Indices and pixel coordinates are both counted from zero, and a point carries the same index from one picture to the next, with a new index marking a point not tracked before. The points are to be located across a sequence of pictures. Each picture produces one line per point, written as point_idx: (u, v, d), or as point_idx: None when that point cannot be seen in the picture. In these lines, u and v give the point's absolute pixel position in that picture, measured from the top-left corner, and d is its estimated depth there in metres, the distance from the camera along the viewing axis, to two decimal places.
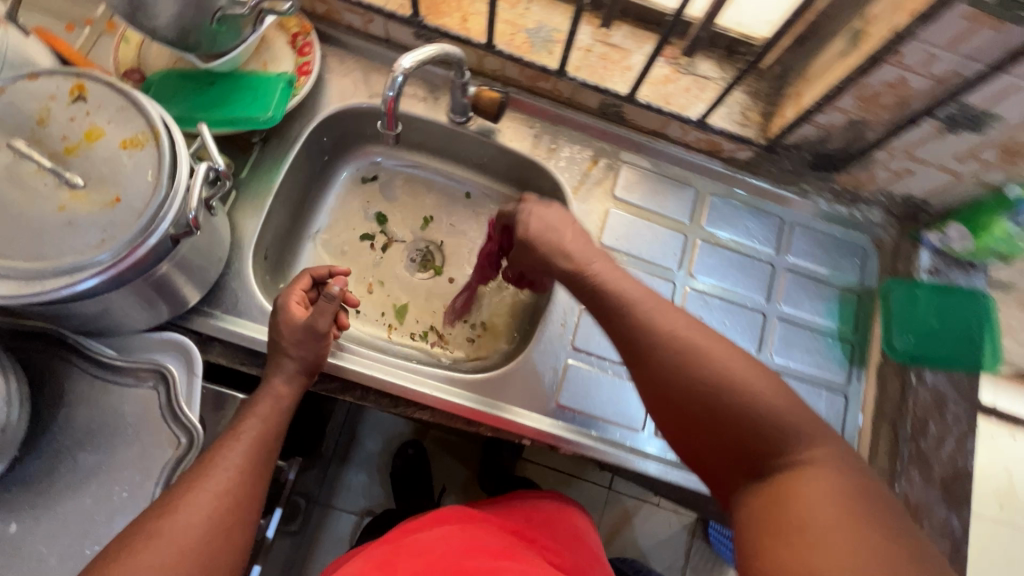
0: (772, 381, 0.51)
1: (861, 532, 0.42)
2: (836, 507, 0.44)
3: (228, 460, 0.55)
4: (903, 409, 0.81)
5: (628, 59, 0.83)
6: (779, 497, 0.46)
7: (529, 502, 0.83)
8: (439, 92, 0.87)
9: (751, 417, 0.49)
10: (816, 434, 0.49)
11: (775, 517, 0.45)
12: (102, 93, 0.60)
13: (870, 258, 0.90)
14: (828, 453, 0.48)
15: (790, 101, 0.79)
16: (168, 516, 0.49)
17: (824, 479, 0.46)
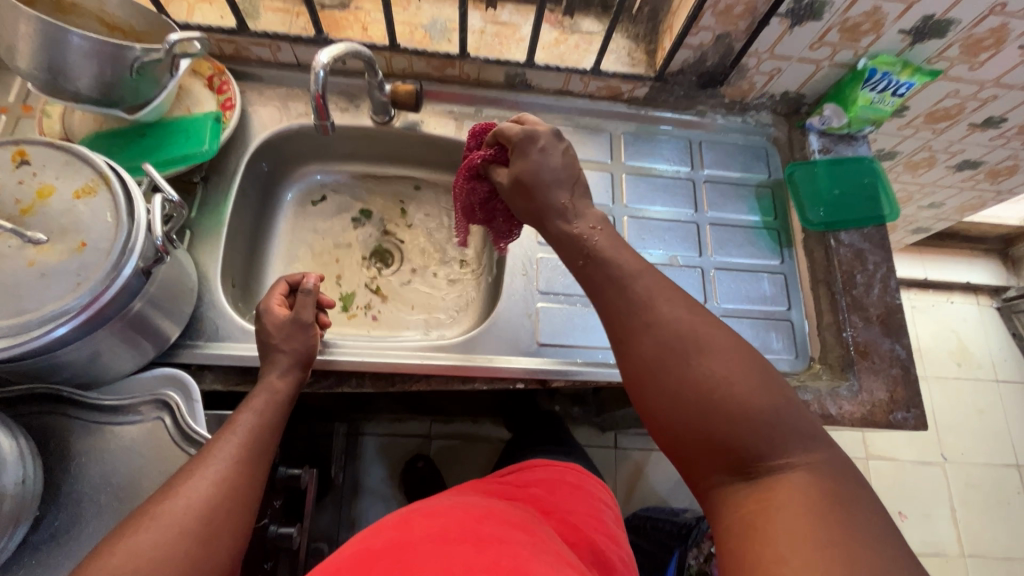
0: (762, 377, 0.48)
1: (839, 541, 0.40)
2: (824, 512, 0.41)
3: (224, 450, 0.57)
4: (832, 270, 0.92)
5: (519, 31, 0.93)
6: (768, 506, 0.43)
7: (545, 478, 0.87)
8: (359, 100, 0.93)
9: (739, 421, 0.46)
10: (805, 439, 0.46)
11: (758, 523, 0.43)
12: (45, 154, 0.63)
13: (771, 154, 1.03)
14: (816, 461, 0.45)
15: (665, 34, 0.91)
16: (169, 499, 0.51)
17: (813, 490, 0.43)
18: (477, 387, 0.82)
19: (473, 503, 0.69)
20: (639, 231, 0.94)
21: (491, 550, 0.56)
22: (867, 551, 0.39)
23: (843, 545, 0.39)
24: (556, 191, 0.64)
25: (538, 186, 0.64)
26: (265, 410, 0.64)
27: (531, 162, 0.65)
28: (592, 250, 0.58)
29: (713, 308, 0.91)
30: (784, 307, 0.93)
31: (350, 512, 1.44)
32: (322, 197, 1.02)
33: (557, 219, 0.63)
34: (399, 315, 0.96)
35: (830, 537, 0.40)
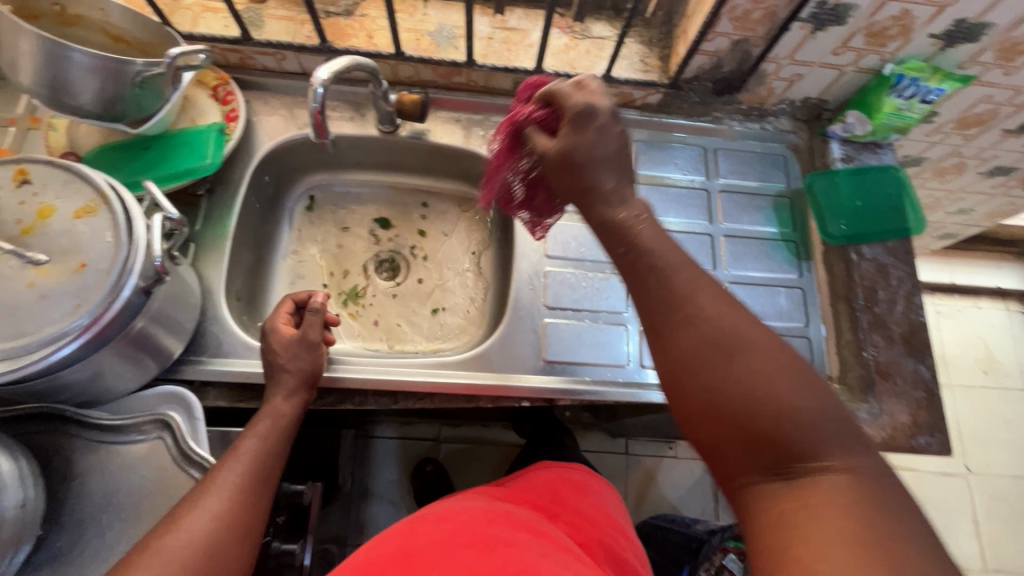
0: (806, 375, 0.43)
1: (889, 562, 0.36)
2: (868, 523, 0.38)
3: (226, 479, 0.57)
4: (853, 285, 0.89)
5: (528, 38, 0.90)
6: (804, 516, 0.39)
7: (555, 478, 0.85)
8: (364, 109, 0.92)
9: (778, 421, 0.41)
10: (850, 443, 0.42)
11: (793, 533, 0.39)
12: (45, 173, 0.63)
13: (790, 162, 0.99)
14: (861, 469, 0.41)
15: (680, 39, 0.87)
16: (172, 531, 0.51)
17: (855, 499, 0.39)
18: (482, 405, 0.81)
19: (481, 506, 0.67)
20: None
21: (500, 556, 0.55)
22: (912, 570, 0.36)
23: (886, 563, 0.36)
24: (605, 174, 0.55)
25: (585, 168, 0.55)
26: (268, 434, 0.63)
27: (584, 139, 0.56)
28: (634, 239, 0.51)
29: None
30: (801, 323, 0.89)
31: (359, 516, 1.44)
32: (310, 200, 1.00)
33: (598, 206, 0.55)
34: (397, 327, 0.94)
35: (872, 553, 0.36)
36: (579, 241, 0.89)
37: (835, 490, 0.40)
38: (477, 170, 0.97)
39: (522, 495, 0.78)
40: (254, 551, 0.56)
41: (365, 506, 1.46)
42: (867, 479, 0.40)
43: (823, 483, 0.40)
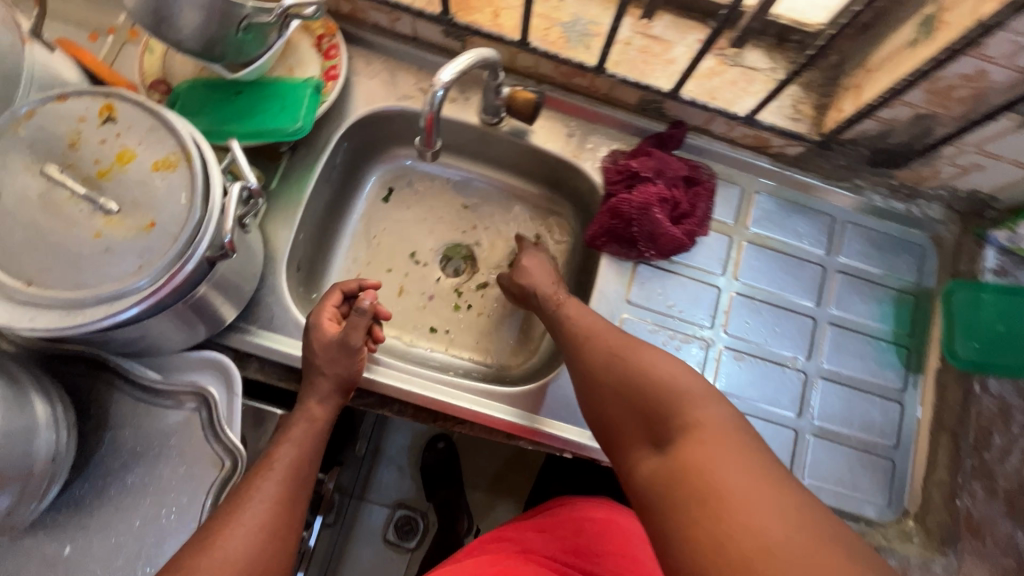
0: (670, 360, 0.59)
1: (756, 490, 0.44)
2: (730, 462, 0.47)
3: (264, 492, 0.56)
4: (965, 418, 0.78)
5: (670, 52, 0.79)
6: (696, 463, 0.47)
7: (570, 516, 0.77)
8: (470, 92, 0.83)
9: (652, 390, 0.57)
10: (716, 403, 0.53)
11: (690, 481, 0.46)
12: (131, 113, 0.58)
13: (927, 256, 0.85)
14: (727, 422, 0.51)
15: (848, 94, 0.74)
16: (204, 554, 0.50)
17: (730, 446, 0.48)
18: (522, 444, 0.76)
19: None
20: (745, 313, 0.81)
21: None
22: (781, 497, 0.43)
23: (758, 492, 0.44)
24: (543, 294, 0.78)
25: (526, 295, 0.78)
26: (310, 441, 0.62)
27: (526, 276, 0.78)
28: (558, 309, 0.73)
29: (805, 424, 0.79)
30: (890, 443, 0.79)
31: (367, 470, 1.25)
32: (389, 191, 0.94)
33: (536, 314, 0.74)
34: (448, 330, 0.89)
35: (749, 487, 0.44)
36: (665, 293, 0.81)
37: (717, 442, 0.49)
38: (573, 184, 0.88)
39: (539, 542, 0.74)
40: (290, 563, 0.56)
41: (377, 461, 1.27)
42: (728, 428, 0.50)
43: (706, 436, 0.50)
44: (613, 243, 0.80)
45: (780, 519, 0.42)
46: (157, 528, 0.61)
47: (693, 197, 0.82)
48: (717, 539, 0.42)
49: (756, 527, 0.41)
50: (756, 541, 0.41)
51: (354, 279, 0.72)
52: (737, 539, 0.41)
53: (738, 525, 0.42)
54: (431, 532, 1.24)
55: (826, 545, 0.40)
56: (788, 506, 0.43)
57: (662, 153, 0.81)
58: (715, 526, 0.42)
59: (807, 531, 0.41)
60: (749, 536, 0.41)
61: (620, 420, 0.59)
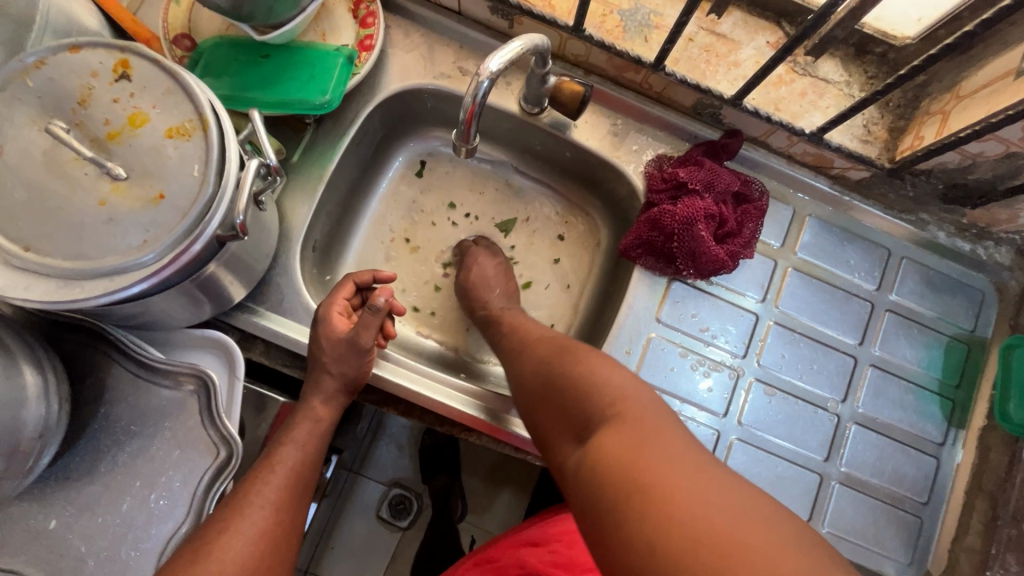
0: (599, 350, 0.56)
1: (689, 470, 0.41)
2: (654, 440, 0.44)
3: (265, 496, 0.54)
4: (1008, 485, 0.71)
5: (736, 53, 0.72)
6: (629, 449, 0.43)
7: (563, 526, 0.72)
8: (512, 77, 0.77)
9: (575, 379, 0.53)
10: (645, 389, 0.50)
11: (622, 468, 0.42)
12: (147, 72, 0.54)
13: (987, 304, 0.78)
14: (656, 406, 0.48)
15: (933, 121, 0.68)
16: (201, 564, 0.48)
17: (662, 430, 0.45)
18: (530, 459, 0.73)
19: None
20: (782, 345, 0.76)
21: None
22: (717, 481, 0.41)
23: (697, 477, 0.40)
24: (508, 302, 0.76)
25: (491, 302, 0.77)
26: (313, 442, 0.60)
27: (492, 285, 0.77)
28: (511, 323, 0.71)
29: (832, 469, 0.74)
30: (921, 500, 0.74)
31: (367, 443, 1.19)
32: (422, 164, 0.89)
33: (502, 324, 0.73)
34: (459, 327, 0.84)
35: (688, 472, 0.41)
36: (698, 315, 0.76)
37: (649, 425, 0.45)
38: (611, 186, 0.82)
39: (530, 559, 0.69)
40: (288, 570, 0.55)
41: (378, 435, 1.20)
42: (656, 410, 0.48)
43: (635, 421, 0.46)
44: (648, 257, 0.75)
45: (723, 497, 0.39)
46: (144, 511, 0.59)
47: (741, 215, 0.75)
48: (659, 531, 0.37)
49: (698, 513, 0.38)
50: (699, 529, 0.37)
51: (369, 270, 0.69)
52: (679, 527, 0.37)
53: (679, 508, 0.38)
54: (426, 513, 1.17)
55: (768, 528, 0.38)
56: (726, 489, 0.40)
57: (714, 164, 0.75)
58: (656, 516, 0.38)
59: (748, 515, 0.38)
60: (691, 523, 0.37)
61: (548, 415, 0.54)
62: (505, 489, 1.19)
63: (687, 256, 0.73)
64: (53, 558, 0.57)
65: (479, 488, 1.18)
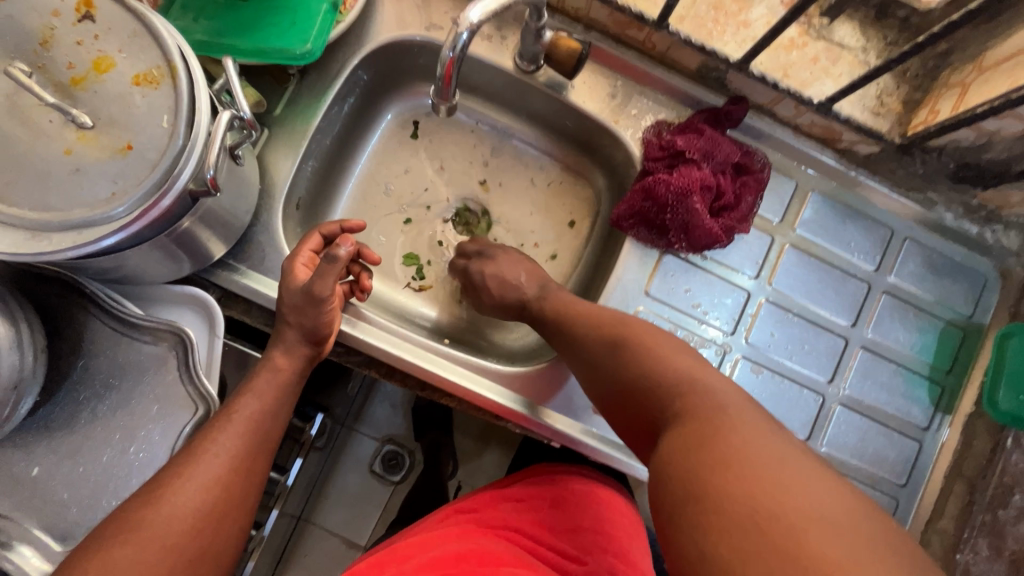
0: (669, 339, 0.55)
1: (769, 461, 0.40)
2: (724, 431, 0.43)
3: (220, 445, 0.56)
4: (988, 471, 0.72)
5: (746, 12, 0.68)
6: (699, 440, 0.43)
7: (549, 487, 0.72)
8: (508, 30, 0.73)
9: (650, 369, 0.52)
10: (718, 377, 0.50)
11: (692, 460, 0.42)
12: (112, 14, 0.51)
13: (989, 289, 0.76)
14: (735, 395, 0.47)
15: (950, 94, 0.64)
16: (153, 508, 0.50)
17: (736, 420, 0.44)
18: (508, 426, 0.73)
19: (444, 557, 0.57)
20: (772, 324, 0.74)
21: None
22: (802, 477, 0.39)
23: (773, 471, 0.39)
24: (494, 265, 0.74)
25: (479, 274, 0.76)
26: (273, 393, 0.62)
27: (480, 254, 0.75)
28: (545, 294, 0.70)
29: (812, 449, 0.73)
30: (898, 482, 0.74)
31: (361, 400, 1.20)
32: (416, 126, 0.86)
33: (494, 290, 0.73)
34: (441, 288, 0.83)
35: (766, 465, 0.40)
36: (690, 289, 0.74)
37: (721, 414, 0.44)
38: (608, 152, 0.78)
39: (510, 513, 0.69)
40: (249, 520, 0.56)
41: (372, 392, 1.21)
42: (739, 399, 0.47)
43: (710, 412, 0.45)
44: (641, 227, 0.73)
45: (803, 490, 0.38)
46: (124, 463, 0.60)
47: (740, 187, 0.72)
48: (728, 526, 0.37)
49: (771, 507, 0.37)
50: (769, 527, 0.36)
51: (335, 221, 0.70)
52: (751, 523, 0.36)
53: (759, 502, 0.37)
54: (417, 470, 1.19)
55: (848, 523, 0.36)
56: (805, 483, 0.39)
57: (714, 133, 0.71)
58: (727, 512, 0.37)
59: (827, 509, 0.37)
60: (765, 520, 0.36)
61: (617, 403, 0.55)
62: (491, 451, 1.21)
63: (674, 222, 0.70)
64: (36, 504, 0.59)
65: (469, 447, 1.21)
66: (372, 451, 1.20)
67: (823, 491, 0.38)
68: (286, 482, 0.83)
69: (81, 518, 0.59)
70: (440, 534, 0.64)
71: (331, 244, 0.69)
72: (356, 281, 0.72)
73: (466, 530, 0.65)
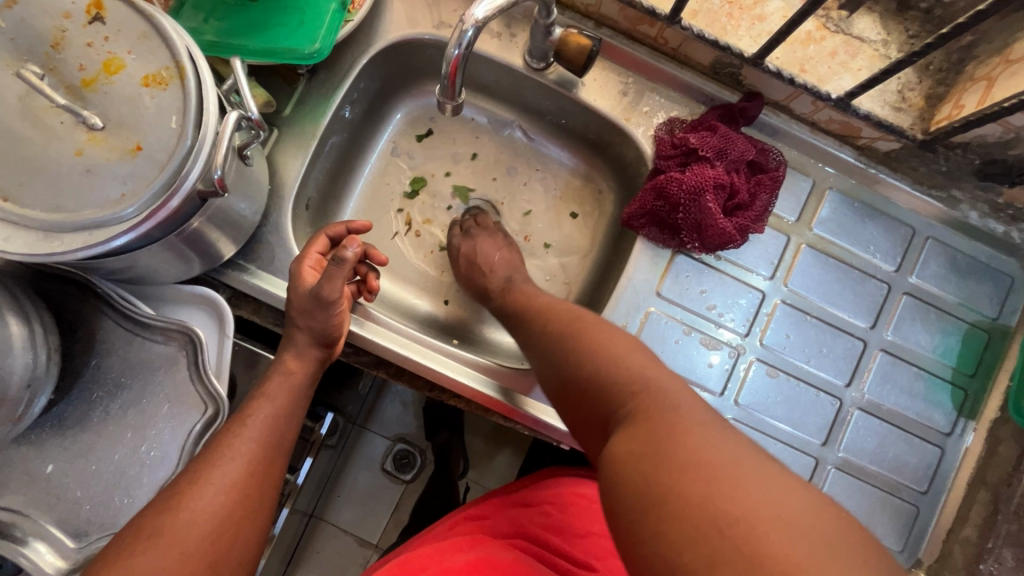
0: (632, 340, 0.54)
1: (717, 465, 0.40)
2: (674, 434, 0.42)
3: (236, 450, 0.56)
4: (1013, 480, 0.67)
5: (762, 6, 0.66)
6: (651, 444, 0.42)
7: (555, 490, 0.70)
8: (517, 28, 0.72)
9: (602, 371, 0.51)
10: (675, 380, 0.49)
11: (648, 466, 0.41)
12: (123, 15, 0.51)
13: (1015, 291, 0.73)
14: (685, 397, 0.47)
15: (975, 89, 0.62)
16: (173, 516, 0.50)
17: (685, 421, 0.43)
18: (517, 427, 0.73)
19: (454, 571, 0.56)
20: (787, 325, 0.72)
21: None
22: (750, 478, 0.39)
23: (731, 476, 0.39)
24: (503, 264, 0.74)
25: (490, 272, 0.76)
26: (287, 396, 0.62)
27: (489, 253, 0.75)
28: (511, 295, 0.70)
29: (829, 454, 0.72)
30: (919, 489, 0.72)
31: (372, 400, 1.21)
32: (428, 131, 0.85)
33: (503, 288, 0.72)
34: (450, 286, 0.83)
35: (714, 467, 0.39)
36: (704, 290, 0.73)
37: (678, 419, 0.44)
38: (620, 150, 0.77)
39: (519, 521, 0.68)
40: (262, 522, 0.56)
41: (382, 391, 1.21)
42: (692, 404, 0.46)
43: (661, 416, 0.45)
44: (652, 227, 0.72)
45: (754, 491, 0.38)
46: (136, 461, 0.60)
47: (754, 185, 0.71)
48: (678, 535, 0.37)
49: (725, 513, 0.37)
50: (721, 535, 0.36)
51: (340, 222, 0.70)
52: (705, 528, 0.36)
53: (707, 506, 0.37)
54: (428, 470, 1.20)
55: (801, 525, 0.36)
56: (756, 484, 0.38)
57: (728, 130, 0.69)
58: (680, 519, 0.37)
59: (780, 513, 0.37)
60: (717, 527, 0.36)
61: (571, 406, 0.54)
62: (502, 451, 1.20)
63: (688, 221, 0.69)
64: (52, 501, 0.60)
65: (481, 447, 1.20)
66: (383, 451, 1.20)
67: (774, 490, 0.38)
68: (298, 481, 0.83)
69: (94, 516, 0.60)
70: (449, 544, 0.63)
71: (337, 245, 0.69)
72: (362, 280, 0.71)
73: (474, 540, 0.64)
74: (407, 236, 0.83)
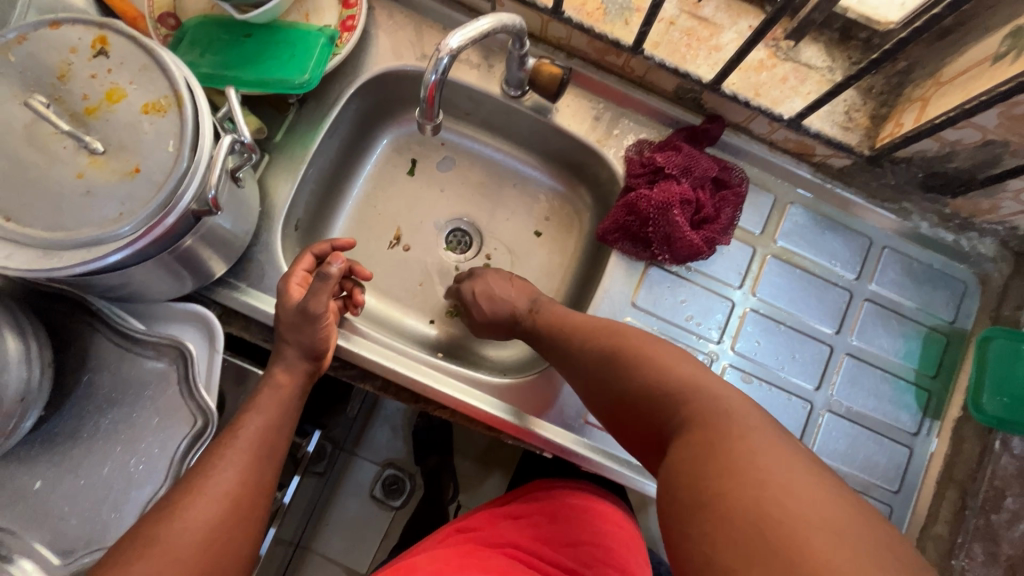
0: (667, 348, 0.58)
1: (771, 470, 0.42)
2: (717, 444, 0.45)
3: (227, 461, 0.57)
4: (977, 475, 0.71)
5: (717, 37, 0.72)
6: (702, 450, 0.45)
7: (546, 501, 0.72)
8: (495, 59, 0.78)
9: (649, 385, 0.54)
10: (720, 384, 0.52)
11: (701, 475, 0.44)
12: (124, 49, 0.55)
13: (969, 295, 0.78)
14: (731, 402, 0.49)
15: (912, 108, 0.68)
16: (166, 523, 0.52)
17: (735, 429, 0.46)
18: (502, 437, 0.75)
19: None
20: (757, 333, 0.76)
21: None
22: (795, 482, 0.41)
23: (775, 481, 0.41)
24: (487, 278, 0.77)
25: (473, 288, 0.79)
26: (276, 409, 0.64)
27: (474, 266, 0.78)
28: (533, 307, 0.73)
29: None
30: (892, 488, 0.74)
31: (361, 424, 1.21)
32: (413, 163, 0.90)
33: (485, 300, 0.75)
34: (433, 305, 0.86)
35: (763, 476, 0.42)
36: (678, 302, 0.76)
37: (727, 426, 0.46)
38: (594, 170, 0.82)
39: (509, 528, 0.69)
40: (253, 533, 0.57)
41: (371, 414, 1.22)
42: (742, 408, 0.49)
43: (705, 423, 0.47)
44: (626, 241, 0.76)
45: (802, 497, 0.40)
46: (125, 475, 0.61)
47: (719, 201, 0.75)
48: (729, 540, 0.39)
49: (773, 513, 0.39)
50: (774, 535, 0.38)
51: (325, 241, 0.73)
52: (758, 532, 0.39)
53: (757, 510, 0.40)
54: (418, 493, 1.20)
55: (847, 532, 0.38)
56: (810, 492, 0.40)
57: (692, 149, 0.75)
58: (730, 520, 0.40)
59: (822, 517, 0.39)
60: (768, 530, 0.38)
61: (624, 418, 0.57)
62: (490, 470, 1.21)
63: (658, 235, 0.73)
64: (39, 518, 0.60)
65: (470, 468, 1.21)
66: (372, 476, 1.20)
67: (819, 494, 0.40)
68: (285, 501, 0.84)
69: (80, 531, 0.60)
70: (444, 552, 0.64)
71: (323, 263, 0.72)
72: (348, 296, 0.74)
73: (466, 549, 0.64)
74: (398, 249, 0.87)
